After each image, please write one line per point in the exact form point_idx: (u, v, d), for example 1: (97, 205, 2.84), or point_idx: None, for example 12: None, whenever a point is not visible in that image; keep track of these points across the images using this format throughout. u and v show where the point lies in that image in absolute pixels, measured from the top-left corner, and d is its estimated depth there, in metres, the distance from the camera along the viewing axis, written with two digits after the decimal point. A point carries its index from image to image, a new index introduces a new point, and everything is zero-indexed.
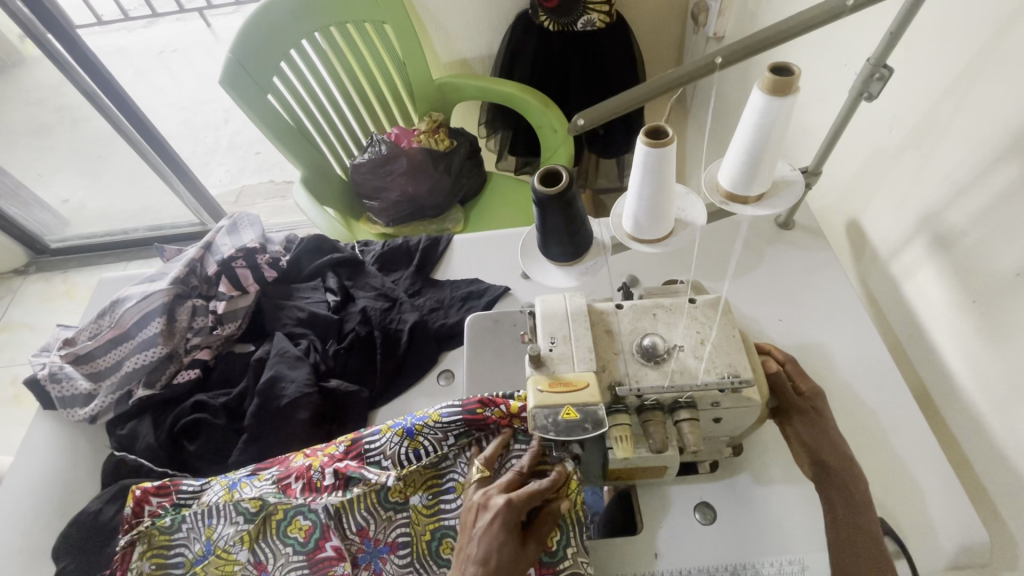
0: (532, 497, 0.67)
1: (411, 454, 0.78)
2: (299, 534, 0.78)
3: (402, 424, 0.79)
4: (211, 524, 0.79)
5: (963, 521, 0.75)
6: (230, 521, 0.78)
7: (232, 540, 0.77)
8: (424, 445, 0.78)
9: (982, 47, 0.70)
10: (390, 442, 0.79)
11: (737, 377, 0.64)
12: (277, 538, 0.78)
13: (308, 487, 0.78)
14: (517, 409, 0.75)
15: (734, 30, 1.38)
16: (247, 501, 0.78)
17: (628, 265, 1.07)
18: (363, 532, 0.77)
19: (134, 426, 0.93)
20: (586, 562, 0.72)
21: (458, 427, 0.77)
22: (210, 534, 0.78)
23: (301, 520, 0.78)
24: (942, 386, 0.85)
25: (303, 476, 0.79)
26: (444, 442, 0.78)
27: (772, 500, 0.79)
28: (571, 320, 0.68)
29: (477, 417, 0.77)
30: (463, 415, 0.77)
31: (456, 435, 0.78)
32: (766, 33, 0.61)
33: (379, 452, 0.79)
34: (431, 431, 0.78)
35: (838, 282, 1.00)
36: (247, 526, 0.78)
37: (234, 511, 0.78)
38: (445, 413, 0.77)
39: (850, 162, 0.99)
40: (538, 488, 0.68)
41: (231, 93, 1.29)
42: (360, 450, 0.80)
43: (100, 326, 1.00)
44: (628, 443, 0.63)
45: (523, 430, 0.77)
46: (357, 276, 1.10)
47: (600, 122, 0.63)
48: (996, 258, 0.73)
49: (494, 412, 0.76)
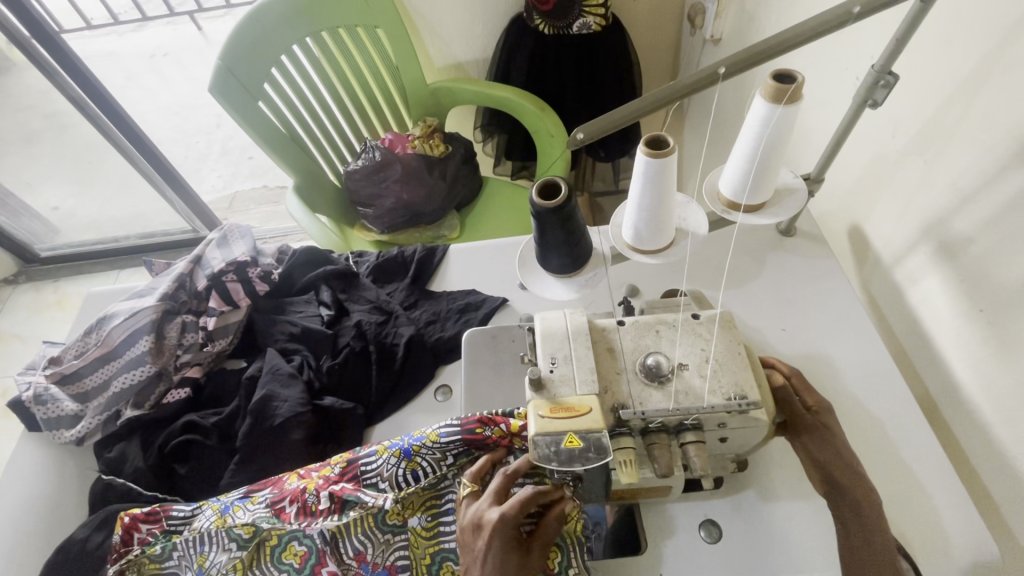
0: (525, 505, 0.64)
1: (410, 475, 0.76)
2: (294, 560, 0.76)
3: (399, 445, 0.77)
4: (203, 551, 0.76)
5: (973, 536, 0.74)
6: (223, 548, 0.76)
7: (225, 568, 0.75)
8: (421, 466, 0.76)
9: (988, 51, 0.68)
10: (386, 464, 0.77)
11: (745, 399, 0.62)
12: (271, 565, 0.76)
13: (303, 511, 0.76)
14: (517, 428, 0.73)
15: (731, 32, 1.36)
16: (239, 527, 0.75)
17: (628, 275, 1.06)
18: (360, 556, 0.75)
19: (122, 449, 0.90)
20: None
21: (457, 447, 0.75)
22: (202, 562, 0.76)
23: (296, 545, 0.76)
24: (948, 396, 0.83)
25: (298, 500, 0.76)
26: (443, 463, 0.76)
27: (778, 518, 0.77)
28: (572, 339, 0.66)
29: (476, 437, 0.74)
30: (461, 435, 0.74)
31: (455, 455, 0.76)
32: (771, 40, 0.59)
33: (376, 475, 0.77)
34: (429, 451, 0.75)
35: (840, 289, 0.99)
36: (240, 554, 0.76)
37: (227, 538, 0.76)
38: (444, 433, 0.75)
39: (852, 167, 0.98)
40: (528, 494, 0.65)
41: (221, 102, 1.26)
42: (356, 472, 0.78)
43: (87, 344, 0.97)
44: (632, 467, 0.61)
45: (522, 449, 0.75)
46: (351, 289, 1.08)
47: (600, 135, 0.61)
48: (1004, 268, 0.71)
49: (494, 431, 0.74)
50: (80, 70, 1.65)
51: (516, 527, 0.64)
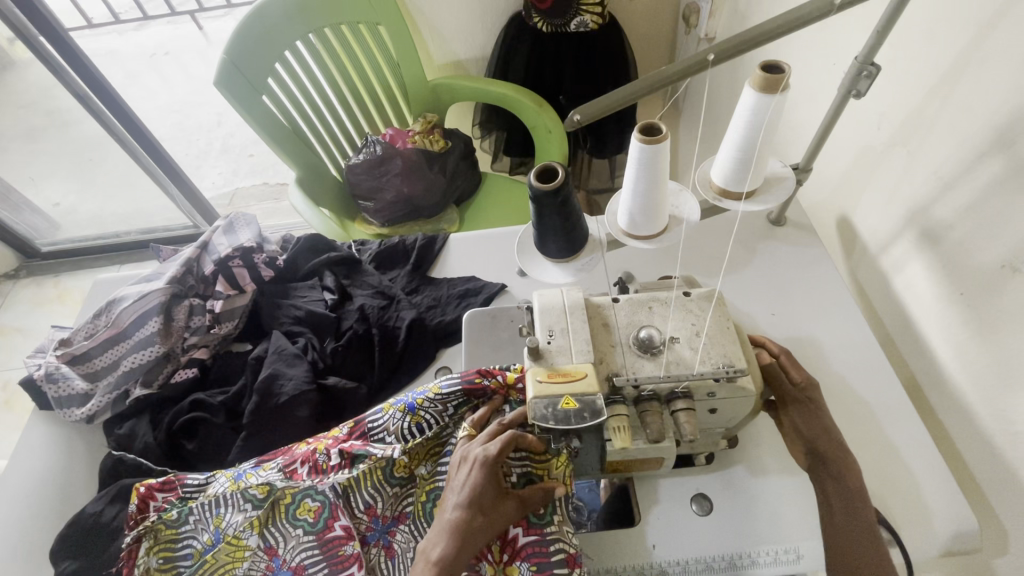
0: (504, 450, 0.69)
1: (414, 428, 0.79)
2: (308, 515, 0.78)
3: (403, 400, 0.80)
4: (219, 513, 0.79)
5: (951, 509, 0.76)
6: (238, 509, 0.78)
7: (241, 526, 0.77)
8: (425, 419, 0.79)
9: (967, 45, 0.72)
10: (392, 418, 0.80)
11: (732, 367, 0.65)
12: (286, 521, 0.78)
13: (315, 470, 0.80)
14: (513, 380, 0.78)
15: (725, 30, 1.40)
16: (254, 488, 0.78)
17: (623, 263, 1.09)
18: (371, 510, 0.79)
19: (132, 426, 0.93)
20: (571, 532, 0.72)
21: (457, 398, 0.79)
22: (218, 523, 0.78)
23: (309, 501, 0.78)
24: (931, 378, 0.86)
25: (309, 460, 0.80)
26: (444, 414, 0.80)
27: (767, 491, 0.80)
28: (568, 313, 0.69)
29: (476, 387, 0.78)
30: (461, 385, 0.78)
31: (456, 406, 0.79)
32: (757, 30, 0.62)
33: (383, 429, 0.81)
34: (431, 404, 0.79)
35: (828, 276, 1.02)
36: (255, 512, 0.78)
37: (242, 499, 0.78)
38: (445, 385, 0.79)
39: (840, 160, 1.02)
40: (513, 434, 0.70)
41: (227, 95, 1.30)
42: (364, 430, 0.82)
43: (97, 326, 1.01)
44: (626, 433, 0.65)
45: (518, 400, 0.79)
46: (354, 275, 1.11)
47: (596, 117, 0.64)
48: (983, 252, 0.74)
49: (493, 382, 0.78)
50: (85, 66, 1.67)
51: (493, 469, 0.68)
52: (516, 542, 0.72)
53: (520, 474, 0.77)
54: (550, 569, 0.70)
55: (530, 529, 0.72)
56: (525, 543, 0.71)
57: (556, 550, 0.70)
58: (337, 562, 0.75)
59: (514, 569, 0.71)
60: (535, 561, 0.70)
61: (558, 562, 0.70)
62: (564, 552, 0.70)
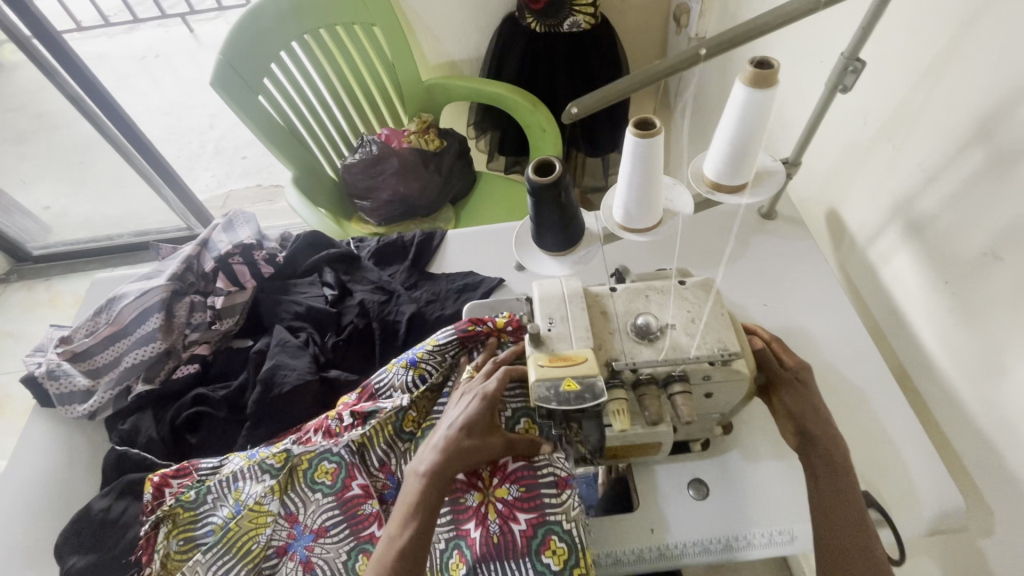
0: (501, 384, 0.73)
1: (417, 380, 0.83)
2: (326, 478, 0.79)
3: (405, 356, 0.84)
4: (238, 487, 0.80)
5: (939, 489, 0.79)
6: (257, 480, 0.79)
7: (262, 493, 0.77)
8: (426, 370, 0.83)
9: (947, 42, 0.75)
10: (396, 374, 0.84)
11: (726, 350, 0.67)
12: (305, 486, 0.80)
13: (329, 435, 0.82)
14: (503, 323, 0.83)
15: (715, 29, 1.43)
16: (270, 457, 0.80)
17: (619, 255, 1.12)
18: (385, 466, 0.82)
19: (136, 421, 0.94)
20: (562, 457, 0.75)
21: (453, 347, 0.83)
22: (238, 496, 0.79)
23: (326, 464, 0.80)
24: (918, 364, 0.89)
25: (322, 428, 0.83)
26: (443, 364, 0.84)
27: (761, 474, 0.82)
28: (568, 302, 0.71)
29: (470, 335, 0.83)
30: (457, 334, 0.83)
31: (454, 355, 0.84)
32: (746, 27, 0.64)
33: (389, 386, 0.84)
34: (431, 356, 0.83)
35: (819, 268, 1.05)
36: (274, 480, 0.79)
37: (260, 470, 0.80)
38: (441, 336, 0.83)
39: (827, 155, 1.05)
40: (507, 369, 0.74)
41: (222, 95, 1.30)
42: (372, 391, 0.85)
43: (97, 324, 1.01)
44: (625, 415, 0.66)
45: (510, 341, 0.84)
46: (353, 271, 1.13)
47: (592, 111, 0.66)
48: (966, 240, 0.77)
49: (484, 327, 0.83)
50: (79, 68, 1.67)
51: (491, 400, 0.72)
52: (505, 468, 0.74)
53: (516, 409, 0.80)
54: (538, 490, 0.71)
55: (519, 457, 0.75)
56: (515, 468, 0.74)
57: (545, 473, 0.72)
58: (357, 522, 0.77)
59: (502, 491, 0.73)
60: (524, 483, 0.72)
61: (547, 483, 0.72)
62: (555, 475, 0.72)
